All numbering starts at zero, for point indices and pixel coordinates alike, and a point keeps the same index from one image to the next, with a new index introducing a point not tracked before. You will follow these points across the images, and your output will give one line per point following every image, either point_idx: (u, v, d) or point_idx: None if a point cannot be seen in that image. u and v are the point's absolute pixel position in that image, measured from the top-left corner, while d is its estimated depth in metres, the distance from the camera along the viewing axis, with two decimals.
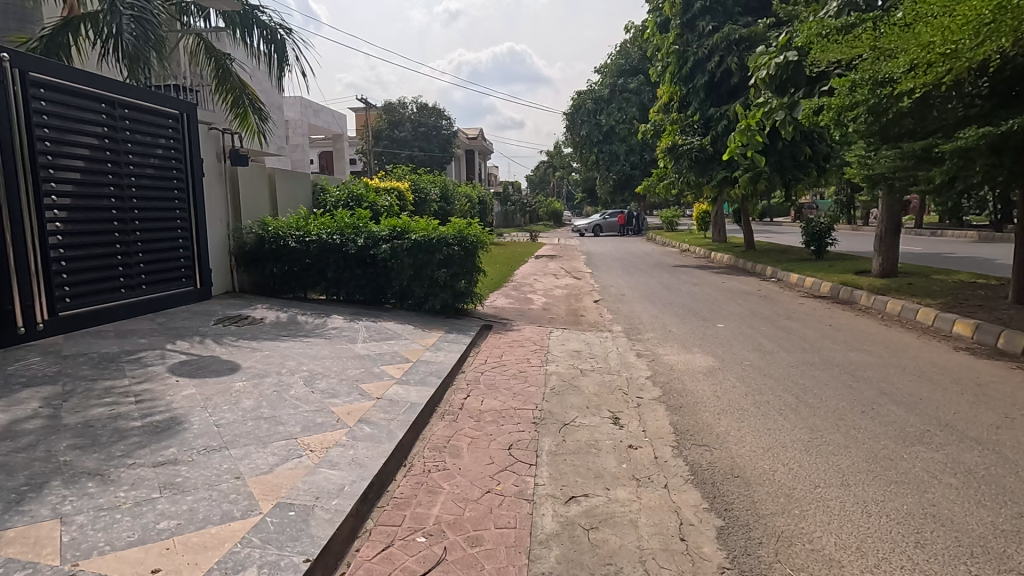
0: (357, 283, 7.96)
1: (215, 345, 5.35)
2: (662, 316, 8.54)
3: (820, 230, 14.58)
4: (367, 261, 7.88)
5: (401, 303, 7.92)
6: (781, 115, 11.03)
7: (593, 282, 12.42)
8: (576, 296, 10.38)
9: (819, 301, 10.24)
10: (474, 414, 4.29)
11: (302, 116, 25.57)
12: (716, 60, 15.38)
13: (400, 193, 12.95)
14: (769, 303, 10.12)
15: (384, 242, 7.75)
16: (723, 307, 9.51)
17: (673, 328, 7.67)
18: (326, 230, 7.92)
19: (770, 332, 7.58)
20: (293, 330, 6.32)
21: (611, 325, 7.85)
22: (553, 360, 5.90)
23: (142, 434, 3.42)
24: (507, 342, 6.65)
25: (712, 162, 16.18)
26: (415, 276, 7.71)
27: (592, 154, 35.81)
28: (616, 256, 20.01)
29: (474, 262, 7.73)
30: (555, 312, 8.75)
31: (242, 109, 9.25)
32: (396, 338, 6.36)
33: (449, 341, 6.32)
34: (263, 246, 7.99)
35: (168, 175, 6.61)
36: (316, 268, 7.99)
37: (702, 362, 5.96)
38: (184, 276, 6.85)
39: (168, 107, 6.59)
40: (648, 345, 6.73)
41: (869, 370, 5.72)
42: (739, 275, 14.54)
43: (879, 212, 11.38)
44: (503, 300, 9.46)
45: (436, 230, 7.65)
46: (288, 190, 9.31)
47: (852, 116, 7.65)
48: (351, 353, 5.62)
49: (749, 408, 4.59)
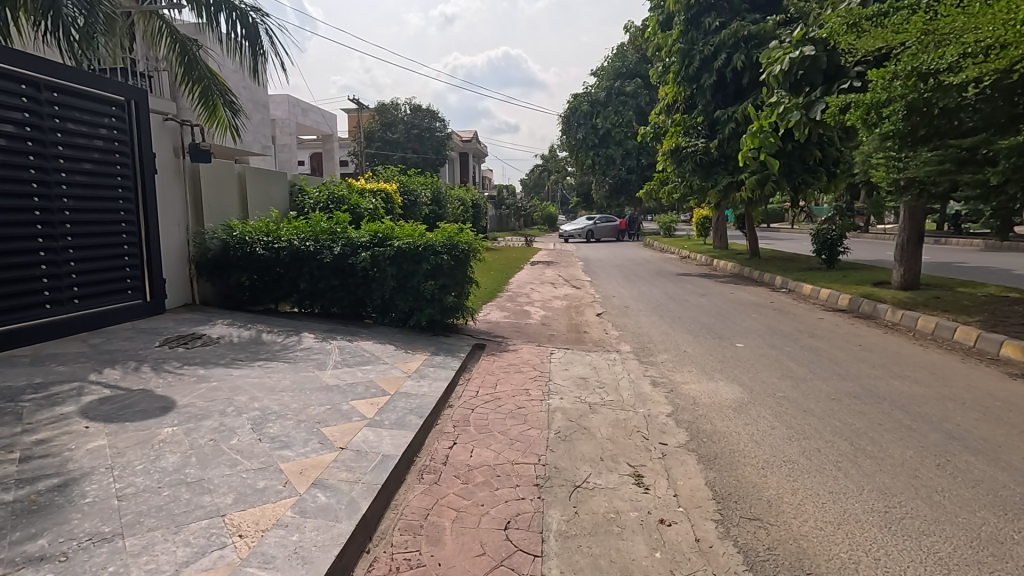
0: (334, 295, 7.09)
1: (150, 375, 4.45)
2: (673, 333, 7.69)
3: (831, 238, 13.83)
4: (345, 270, 7.01)
5: (382, 318, 7.05)
6: (796, 116, 10.28)
7: (594, 292, 11.58)
8: (577, 309, 9.53)
9: (839, 316, 9.45)
10: (461, 472, 3.42)
11: (289, 115, 24.61)
12: (723, 58, 14.68)
13: (388, 194, 12.10)
14: (787, 317, 9.31)
15: (364, 249, 6.89)
16: (739, 322, 8.68)
17: (688, 349, 6.82)
18: (299, 235, 7.04)
19: (797, 354, 6.75)
20: (253, 352, 5.42)
21: (619, 345, 6.98)
22: (556, 391, 5.03)
23: (9, 516, 2.54)
24: (503, 366, 5.79)
25: (717, 166, 15.48)
26: (399, 288, 6.87)
27: (588, 158, 35.06)
28: (615, 263, 19.20)
29: (466, 272, 6.90)
30: (554, 328, 7.89)
31: (212, 101, 8.45)
32: (373, 362, 5.49)
33: (434, 368, 5.45)
34: (228, 254, 7.08)
35: (109, 171, 5.74)
36: (289, 278, 7.11)
37: (730, 395, 5.11)
38: (129, 288, 5.98)
39: (111, 92, 5.70)
40: (663, 371, 5.86)
41: (924, 405, 4.89)
42: (746, 284, 13.77)
43: (899, 221, 10.64)
44: (497, 314, 8.59)
45: (423, 237, 6.80)
46: (261, 190, 8.39)
47: (887, 112, 7.00)
48: (316, 383, 4.72)
49: (799, 459, 3.75)
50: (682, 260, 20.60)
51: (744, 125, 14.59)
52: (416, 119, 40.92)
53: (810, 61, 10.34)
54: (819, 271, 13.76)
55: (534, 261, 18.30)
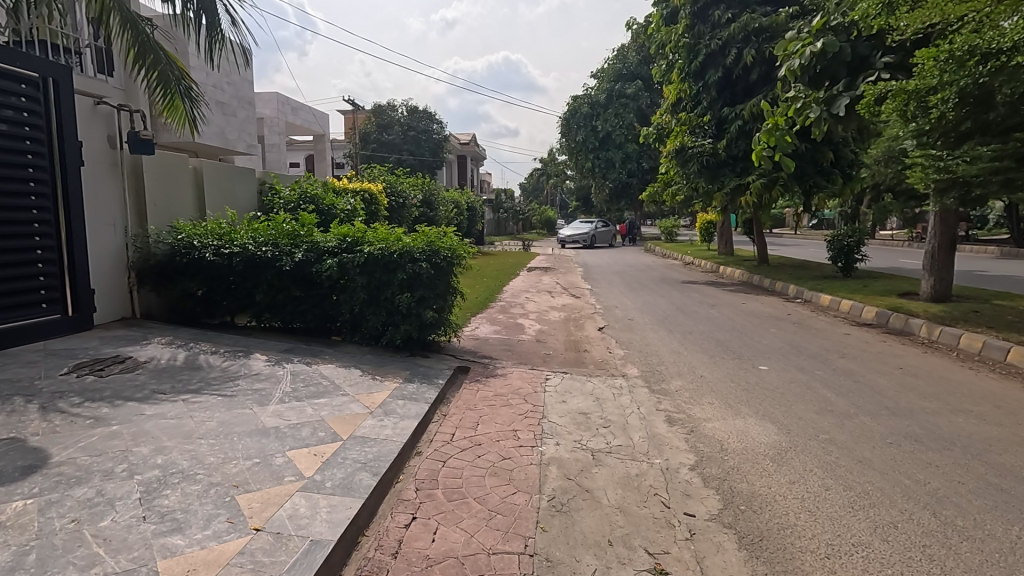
0: (297, 308, 6.15)
1: (33, 416, 3.50)
2: (686, 353, 6.74)
3: (848, 244, 12.93)
4: (308, 280, 6.08)
5: (352, 336, 6.12)
6: (816, 112, 9.38)
7: (594, 302, 10.66)
8: (577, 322, 8.59)
9: (867, 331, 8.52)
10: (416, 573, 2.47)
11: (278, 112, 23.68)
12: (733, 54, 13.88)
13: (372, 194, 11.15)
14: (809, 333, 8.38)
15: (330, 256, 5.97)
16: (758, 339, 7.74)
17: (706, 373, 5.87)
18: (256, 239, 6.11)
19: (833, 380, 5.81)
20: (184, 379, 4.47)
21: (625, 368, 6.03)
22: (551, 433, 4.08)
23: None
24: (487, 397, 4.84)
25: (724, 167, 14.58)
26: (370, 301, 5.95)
27: (588, 161, 33.91)
28: (616, 269, 18.27)
29: (447, 282, 5.98)
30: (550, 345, 6.94)
31: (170, 91, 7.68)
32: (330, 393, 4.54)
33: (404, 402, 4.51)
34: (175, 260, 6.14)
35: (19, 161, 4.82)
36: (244, 289, 6.17)
37: (764, 438, 4.16)
38: (43, 300, 5.04)
39: (22, 67, 4.81)
40: (679, 405, 4.91)
41: (1007, 453, 3.96)
42: (758, 294, 12.88)
43: (929, 226, 9.74)
44: (486, 328, 7.64)
45: (399, 241, 5.90)
46: (221, 188, 7.45)
47: (937, 100, 6.28)
48: (250, 424, 3.77)
49: (875, 542, 2.81)
50: (686, 267, 19.67)
51: (753, 123, 13.71)
52: (414, 121, 40.07)
53: (832, 53, 9.42)
54: (836, 280, 12.85)
55: (531, 267, 17.34)
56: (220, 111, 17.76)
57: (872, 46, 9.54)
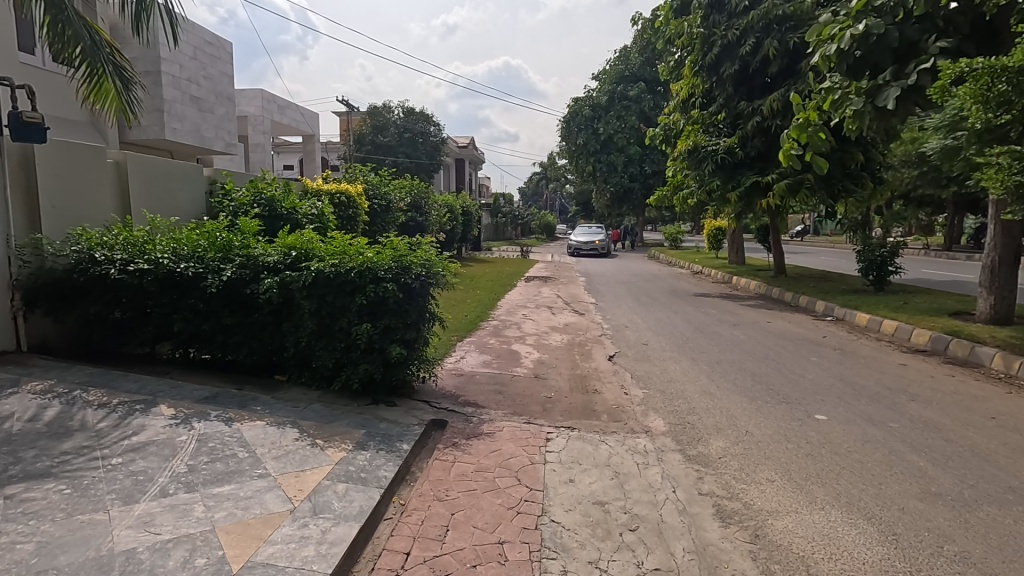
0: (228, 341, 4.80)
1: None
2: (720, 396, 5.42)
3: (882, 255, 11.64)
4: (243, 304, 4.76)
5: (299, 375, 4.80)
6: (856, 105, 8.05)
7: (601, 321, 9.35)
8: (582, 348, 7.27)
9: (925, 362, 7.19)
10: None
11: (263, 111, 22.41)
12: (751, 44, 12.60)
13: (350, 196, 9.89)
14: (858, 363, 7.06)
15: (269, 274, 4.67)
16: (801, 374, 6.41)
17: (752, 429, 4.57)
18: (175, 251, 4.78)
19: (917, 439, 4.47)
20: (27, 457, 3.14)
21: (646, 421, 4.70)
22: (556, 549, 2.77)
23: None
24: (466, 475, 3.52)
25: (741, 168, 13.31)
26: (321, 332, 4.64)
27: (589, 164, 32.61)
28: (621, 279, 16.91)
29: (420, 308, 4.70)
30: (550, 383, 5.61)
31: (96, 71, 6.50)
32: (243, 476, 3.21)
33: (343, 491, 3.17)
34: (73, 278, 4.80)
35: None
36: (161, 316, 4.81)
37: (866, 556, 2.83)
38: None
39: None
40: (729, 484, 3.58)
41: None
42: (781, 309, 11.59)
43: (988, 235, 8.43)
44: (473, 360, 6.30)
45: (357, 256, 4.63)
46: (150, 188, 6.25)
47: None
48: (87, 547, 2.44)
49: None
50: (695, 277, 18.34)
51: (773, 120, 12.45)
52: (409, 123, 38.93)
53: (876, 36, 7.97)
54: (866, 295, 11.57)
55: (530, 277, 16.01)
56: (196, 106, 16.50)
57: (921, 30, 8.09)
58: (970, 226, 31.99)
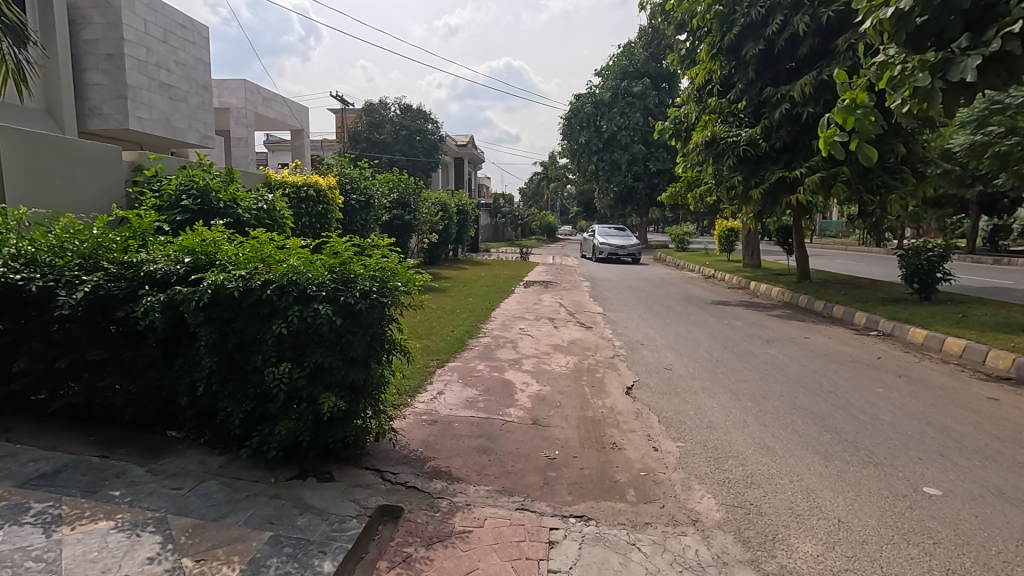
0: (98, 384, 3.41)
1: None
2: (783, 454, 4.00)
3: (932, 259, 10.13)
4: (120, 332, 3.39)
5: (201, 432, 3.40)
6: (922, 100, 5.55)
7: (612, 338, 7.91)
8: (591, 376, 5.84)
9: (1019, 394, 5.76)
10: None
11: (246, 103, 21.00)
12: (779, 22, 11.19)
13: (319, 190, 8.50)
14: (936, 397, 5.63)
15: (150, 290, 3.26)
16: (875, 415, 4.98)
17: (849, 520, 3.12)
18: (20, 256, 3.39)
19: None
20: None
21: (690, 501, 3.29)
22: None
23: None
24: None
25: (765, 161, 11.88)
26: (227, 373, 3.24)
27: (592, 163, 31.07)
28: (629, 285, 15.36)
29: (371, 339, 3.27)
30: (552, 434, 4.17)
31: None
32: None
33: None
34: None
35: None
36: (5, 347, 3.44)
37: None
38: None
39: None
40: None
41: None
42: (814, 321, 10.15)
43: None
44: (453, 397, 4.85)
45: (280, 266, 3.23)
46: (34, 173, 4.94)
47: None
48: None
49: None
50: (710, 282, 16.92)
51: (804, 108, 11.00)
52: (406, 119, 37.49)
53: None
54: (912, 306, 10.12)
55: (530, 282, 14.56)
56: (166, 94, 15.12)
57: None
58: (984, 228, 30.66)
